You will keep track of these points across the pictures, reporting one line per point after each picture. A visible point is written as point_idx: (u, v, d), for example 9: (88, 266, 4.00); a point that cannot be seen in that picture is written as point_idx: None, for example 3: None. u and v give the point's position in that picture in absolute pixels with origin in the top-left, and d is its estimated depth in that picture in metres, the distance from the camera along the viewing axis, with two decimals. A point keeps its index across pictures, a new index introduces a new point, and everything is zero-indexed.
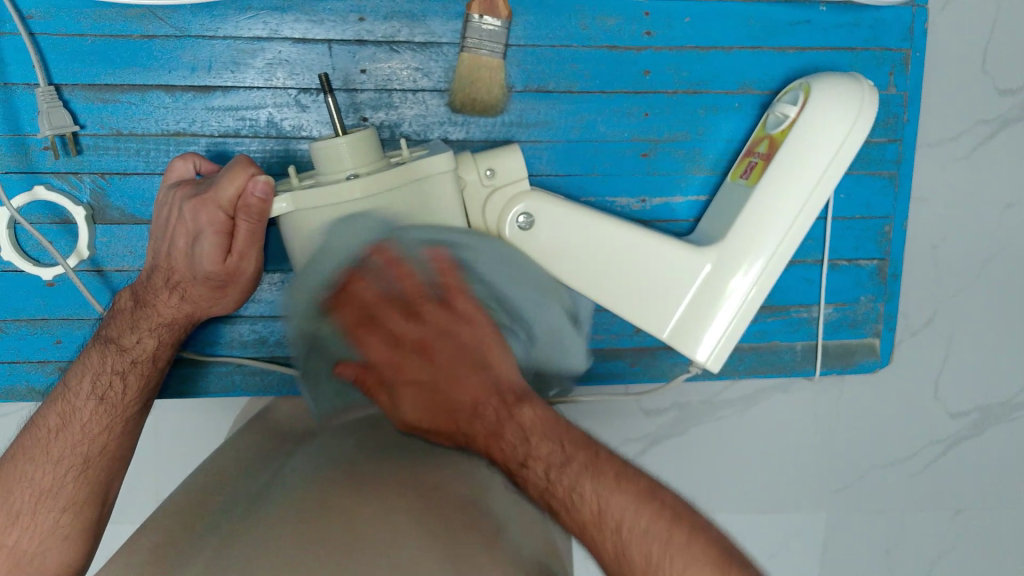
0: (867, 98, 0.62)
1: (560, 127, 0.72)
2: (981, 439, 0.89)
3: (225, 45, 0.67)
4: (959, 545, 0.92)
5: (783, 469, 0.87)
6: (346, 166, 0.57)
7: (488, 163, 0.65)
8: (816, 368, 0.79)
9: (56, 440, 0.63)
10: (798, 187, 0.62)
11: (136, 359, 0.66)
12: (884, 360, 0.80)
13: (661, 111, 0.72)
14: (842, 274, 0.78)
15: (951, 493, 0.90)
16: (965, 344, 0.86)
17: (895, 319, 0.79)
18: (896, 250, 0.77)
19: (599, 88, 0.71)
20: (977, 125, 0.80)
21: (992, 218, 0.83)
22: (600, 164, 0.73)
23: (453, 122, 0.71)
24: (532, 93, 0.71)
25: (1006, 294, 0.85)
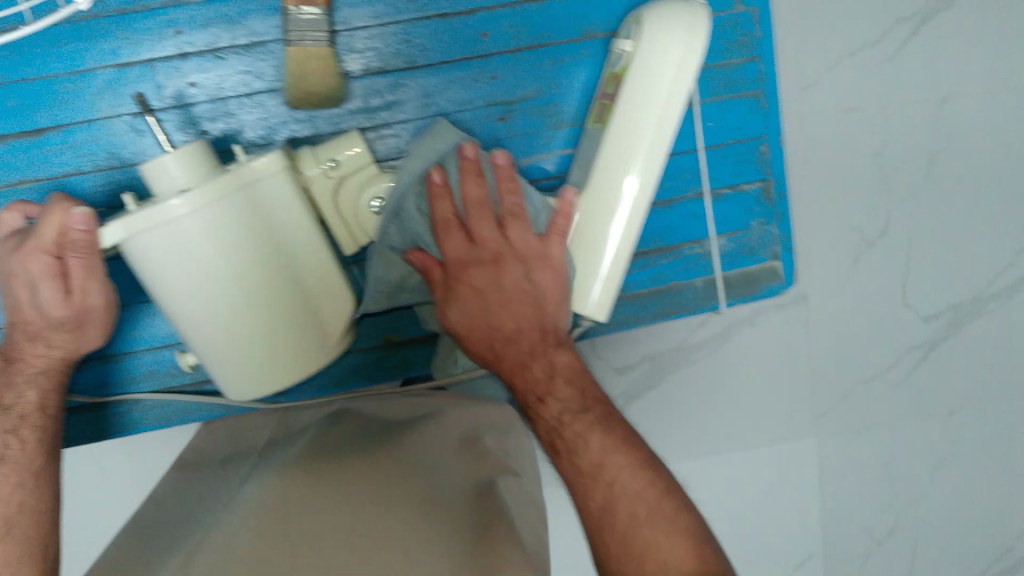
0: (696, 13, 0.61)
1: (412, 106, 0.71)
2: (959, 338, 0.88)
3: (47, 84, 0.67)
4: (956, 447, 0.92)
5: (763, 402, 0.86)
6: (177, 182, 0.58)
7: (331, 154, 0.66)
8: (719, 301, 0.80)
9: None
10: (642, 121, 0.62)
11: (23, 413, 0.63)
12: (789, 280, 0.80)
13: (507, 72, 0.71)
14: (727, 203, 0.77)
15: (938, 395, 0.89)
16: (924, 247, 0.85)
17: (791, 239, 0.79)
18: (776, 169, 0.76)
19: (442, 60, 0.70)
20: (896, 24, 0.79)
21: (930, 116, 0.82)
22: (460, 136, 0.72)
23: (298, 119, 0.70)
24: (374, 76, 0.70)
25: (958, 189, 0.84)
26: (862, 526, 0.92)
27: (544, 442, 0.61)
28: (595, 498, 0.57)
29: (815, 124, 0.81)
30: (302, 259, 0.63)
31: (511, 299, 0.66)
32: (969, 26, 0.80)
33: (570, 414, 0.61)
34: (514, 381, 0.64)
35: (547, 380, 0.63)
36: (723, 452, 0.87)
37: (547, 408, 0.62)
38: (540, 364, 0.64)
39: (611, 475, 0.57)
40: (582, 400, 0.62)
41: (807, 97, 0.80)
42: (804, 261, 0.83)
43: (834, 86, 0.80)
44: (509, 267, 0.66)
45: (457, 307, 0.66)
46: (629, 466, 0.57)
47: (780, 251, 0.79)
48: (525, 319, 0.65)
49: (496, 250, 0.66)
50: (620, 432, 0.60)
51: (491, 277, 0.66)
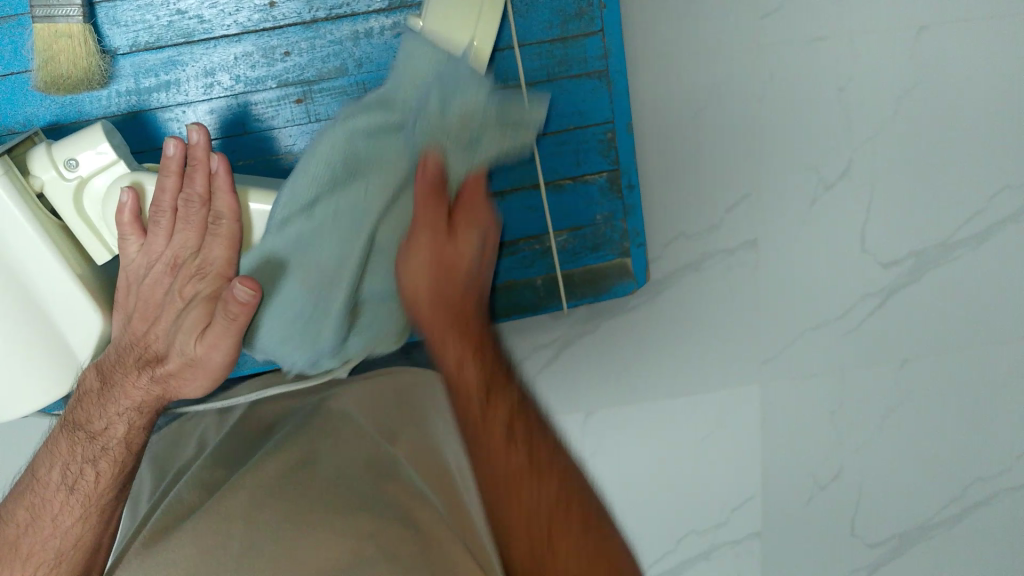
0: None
1: (197, 88, 0.64)
2: (919, 286, 0.84)
3: None
4: (909, 395, 0.88)
5: (705, 347, 0.83)
6: None
7: (67, 151, 0.58)
8: (561, 301, 0.74)
9: (27, 535, 0.59)
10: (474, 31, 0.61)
11: (105, 446, 0.60)
12: (641, 280, 0.74)
13: (302, 49, 0.64)
14: (568, 196, 0.71)
15: (893, 345, 0.86)
16: (887, 189, 0.80)
17: (642, 234, 0.73)
18: (624, 158, 0.69)
19: (220, 36, 0.63)
20: None
21: (903, 47, 0.75)
22: (252, 121, 0.66)
23: (59, 105, 0.64)
24: (143, 51, 0.63)
25: (925, 129, 0.78)
26: (803, 472, 0.90)
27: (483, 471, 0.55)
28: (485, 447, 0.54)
29: (778, 57, 0.74)
30: (40, 278, 0.59)
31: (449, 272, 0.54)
32: None
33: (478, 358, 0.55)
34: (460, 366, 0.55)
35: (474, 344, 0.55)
36: (661, 396, 0.85)
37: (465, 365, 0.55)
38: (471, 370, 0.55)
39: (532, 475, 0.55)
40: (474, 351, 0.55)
41: (764, 28, 0.73)
42: (755, 204, 0.78)
43: (795, 13, 0.73)
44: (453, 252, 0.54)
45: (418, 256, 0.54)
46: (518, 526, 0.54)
47: (630, 248, 0.73)
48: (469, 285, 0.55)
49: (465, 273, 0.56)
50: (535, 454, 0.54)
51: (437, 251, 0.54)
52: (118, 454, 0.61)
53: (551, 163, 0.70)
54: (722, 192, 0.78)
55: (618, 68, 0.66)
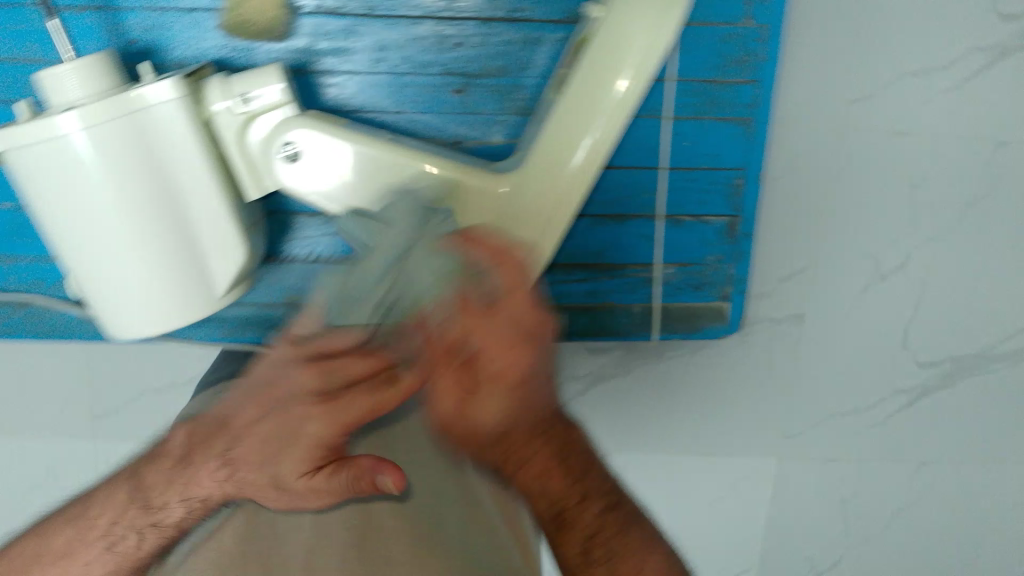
0: None
1: (364, 58, 0.66)
2: (950, 392, 0.84)
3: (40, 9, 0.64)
4: (921, 498, 0.89)
5: (731, 412, 0.84)
6: (73, 95, 0.56)
7: (241, 86, 0.60)
8: (652, 333, 0.76)
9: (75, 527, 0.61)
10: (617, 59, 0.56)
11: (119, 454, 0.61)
12: (732, 327, 0.76)
13: (473, 44, 0.66)
14: (684, 231, 0.73)
15: (914, 444, 0.86)
16: (938, 290, 0.80)
17: (745, 283, 0.75)
18: (748, 207, 0.71)
19: (399, 14, 0.65)
20: (969, 53, 0.72)
21: (979, 157, 0.76)
22: (411, 99, 0.68)
23: (234, 48, 0.65)
24: (324, 14, 0.64)
25: (988, 240, 0.79)
26: (801, 550, 0.91)
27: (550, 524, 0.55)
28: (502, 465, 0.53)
29: (857, 143, 0.75)
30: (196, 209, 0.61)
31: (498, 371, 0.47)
32: None
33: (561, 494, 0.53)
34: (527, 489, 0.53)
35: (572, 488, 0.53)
36: (678, 450, 0.86)
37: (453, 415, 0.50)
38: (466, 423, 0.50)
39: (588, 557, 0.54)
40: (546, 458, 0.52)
41: (854, 112, 0.74)
42: (809, 280, 0.79)
43: (887, 104, 0.74)
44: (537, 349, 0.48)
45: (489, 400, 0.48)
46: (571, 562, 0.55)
47: (731, 293, 0.75)
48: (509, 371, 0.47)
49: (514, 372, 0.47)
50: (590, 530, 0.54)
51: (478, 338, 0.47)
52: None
53: (675, 197, 0.72)
54: (781, 263, 0.79)
55: (761, 120, 0.68)
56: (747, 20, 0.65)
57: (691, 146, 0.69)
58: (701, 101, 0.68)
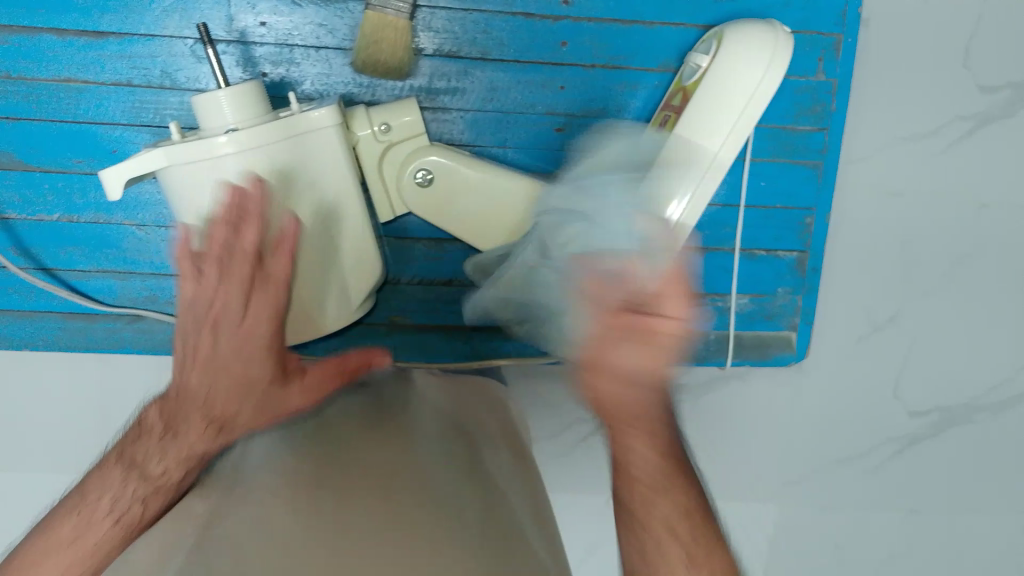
0: (782, 44, 0.55)
1: (475, 97, 0.68)
2: (939, 440, 0.88)
3: (164, 46, 0.65)
4: (909, 546, 0.92)
5: (732, 457, 0.87)
6: (226, 122, 0.56)
7: (383, 117, 0.63)
8: (726, 359, 0.78)
9: (68, 558, 0.49)
10: (707, 122, 0.55)
11: (159, 488, 0.52)
12: (799, 355, 0.79)
13: (577, 86, 0.68)
14: (759, 264, 0.76)
15: (905, 491, 0.89)
16: (927, 342, 0.84)
17: (812, 313, 0.78)
18: (818, 242, 0.75)
19: (514, 57, 0.67)
20: (955, 121, 0.78)
21: (964, 218, 0.81)
22: (514, 138, 0.69)
23: (357, 83, 0.67)
24: (443, 57, 0.67)
25: (972, 295, 0.83)
26: None
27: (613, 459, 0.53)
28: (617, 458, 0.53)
29: (854, 201, 0.80)
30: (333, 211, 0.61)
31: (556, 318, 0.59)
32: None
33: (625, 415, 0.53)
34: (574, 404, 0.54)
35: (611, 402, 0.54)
36: None
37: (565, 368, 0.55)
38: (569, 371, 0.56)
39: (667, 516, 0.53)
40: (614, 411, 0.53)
41: (850, 171, 0.79)
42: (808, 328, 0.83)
43: (880, 166, 0.79)
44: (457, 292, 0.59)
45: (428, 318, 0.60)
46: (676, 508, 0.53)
47: (799, 323, 0.78)
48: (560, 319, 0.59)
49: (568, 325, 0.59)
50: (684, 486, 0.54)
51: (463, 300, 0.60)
52: (205, 445, 0.53)
53: (749, 233, 0.75)
54: None
55: (829, 165, 0.73)
56: (819, 74, 0.71)
57: (767, 185, 0.73)
58: (779, 146, 0.72)
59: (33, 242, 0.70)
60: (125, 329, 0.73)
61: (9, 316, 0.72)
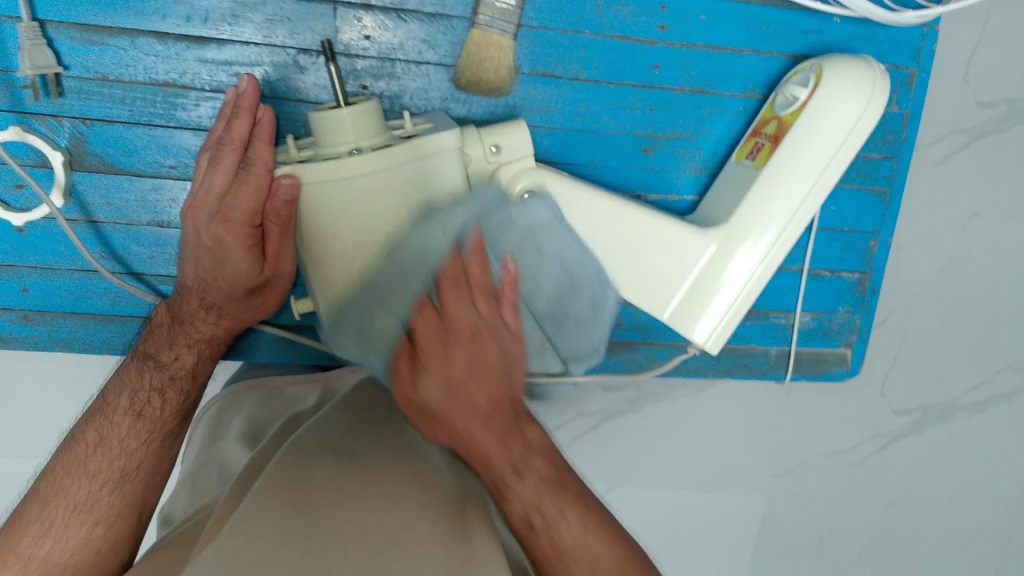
0: (879, 79, 0.58)
1: (564, 114, 0.67)
2: (919, 437, 0.91)
3: (258, 53, 0.61)
4: (884, 537, 0.96)
5: (725, 450, 0.89)
6: (347, 138, 0.53)
7: (492, 139, 0.61)
8: (787, 373, 0.79)
9: (96, 455, 0.59)
10: (818, 147, 0.58)
11: (174, 374, 0.63)
12: (852, 369, 0.81)
13: (667, 109, 0.68)
14: (823, 284, 0.76)
15: (885, 484, 0.93)
16: (914, 344, 0.88)
17: (868, 331, 0.79)
18: (879, 265, 0.76)
19: (607, 79, 0.66)
20: (953, 132, 0.80)
21: (954, 226, 0.84)
22: (600, 156, 0.69)
23: (456, 99, 0.65)
24: (538, 78, 0.65)
25: (959, 301, 0.86)
26: None
27: (518, 526, 0.50)
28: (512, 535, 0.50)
29: None
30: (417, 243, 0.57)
31: (497, 378, 0.50)
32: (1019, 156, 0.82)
33: (547, 486, 0.50)
34: (488, 462, 0.50)
35: (523, 452, 0.50)
36: (675, 486, 0.90)
37: (524, 489, 0.50)
38: (530, 472, 0.50)
39: (591, 558, 0.48)
40: (557, 470, 0.51)
41: None
42: None
43: None
44: (489, 345, 0.50)
45: (432, 381, 0.50)
46: (607, 541, 0.49)
47: (855, 340, 0.79)
48: (510, 394, 0.51)
49: (511, 397, 0.51)
50: (594, 511, 0.51)
51: (468, 360, 0.49)
52: (213, 328, 0.63)
53: (816, 254, 0.76)
54: None
55: (896, 191, 0.73)
56: (892, 105, 0.71)
57: (834, 210, 0.74)
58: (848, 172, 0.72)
59: (125, 245, 0.67)
60: None
61: (88, 320, 0.68)
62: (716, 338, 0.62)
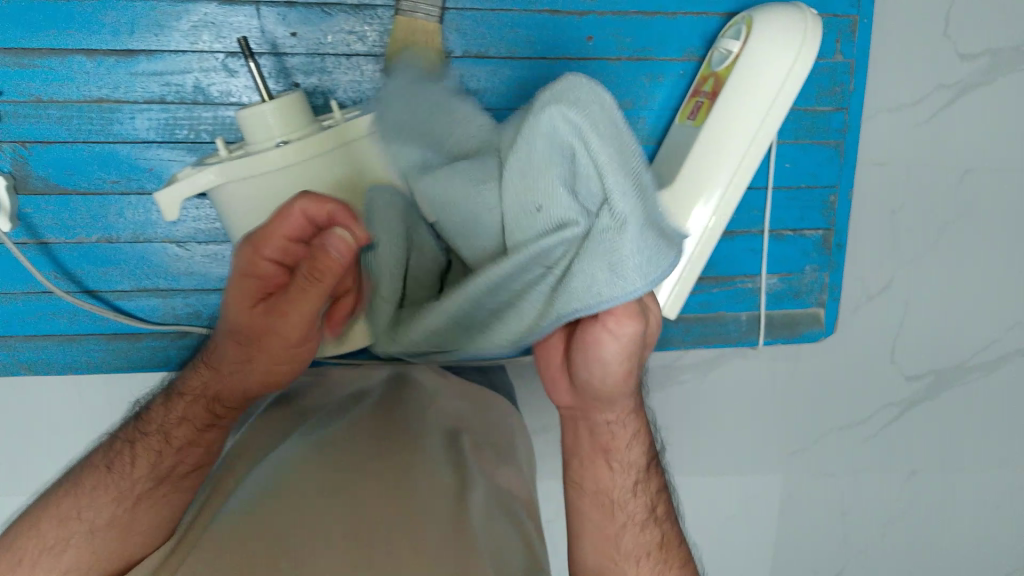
0: (812, 25, 0.58)
1: (503, 95, 0.67)
2: (932, 403, 0.90)
3: (190, 60, 0.63)
4: (910, 506, 0.94)
5: (737, 432, 0.88)
6: (273, 133, 0.53)
7: None
8: (760, 338, 0.79)
9: (87, 505, 0.54)
10: (753, 99, 0.58)
11: (164, 437, 0.57)
12: (828, 329, 0.80)
13: (605, 80, 0.68)
14: (787, 244, 0.77)
15: (903, 454, 0.92)
16: (920, 308, 0.86)
17: (839, 289, 0.79)
18: (841, 220, 0.76)
19: (541, 55, 0.66)
20: (938, 90, 0.78)
21: (949, 184, 0.82)
22: None
23: None
24: (471, 58, 0.65)
25: (961, 260, 0.85)
26: (806, 560, 0.95)
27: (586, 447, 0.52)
28: (586, 509, 0.54)
29: None
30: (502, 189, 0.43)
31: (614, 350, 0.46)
32: (1009, 108, 0.80)
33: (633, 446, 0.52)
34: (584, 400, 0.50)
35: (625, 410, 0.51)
36: (690, 472, 0.89)
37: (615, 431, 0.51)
38: (646, 481, 0.54)
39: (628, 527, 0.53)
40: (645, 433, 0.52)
41: None
42: None
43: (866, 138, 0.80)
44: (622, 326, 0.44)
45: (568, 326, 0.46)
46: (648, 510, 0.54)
47: (827, 299, 0.79)
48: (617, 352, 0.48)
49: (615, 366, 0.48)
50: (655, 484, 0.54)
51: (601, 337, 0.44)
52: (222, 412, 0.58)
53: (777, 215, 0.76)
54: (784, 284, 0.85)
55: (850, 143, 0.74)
56: (837, 55, 0.71)
57: (791, 168, 0.74)
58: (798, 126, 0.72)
59: (75, 264, 0.68)
60: (171, 346, 0.72)
61: (50, 341, 0.70)
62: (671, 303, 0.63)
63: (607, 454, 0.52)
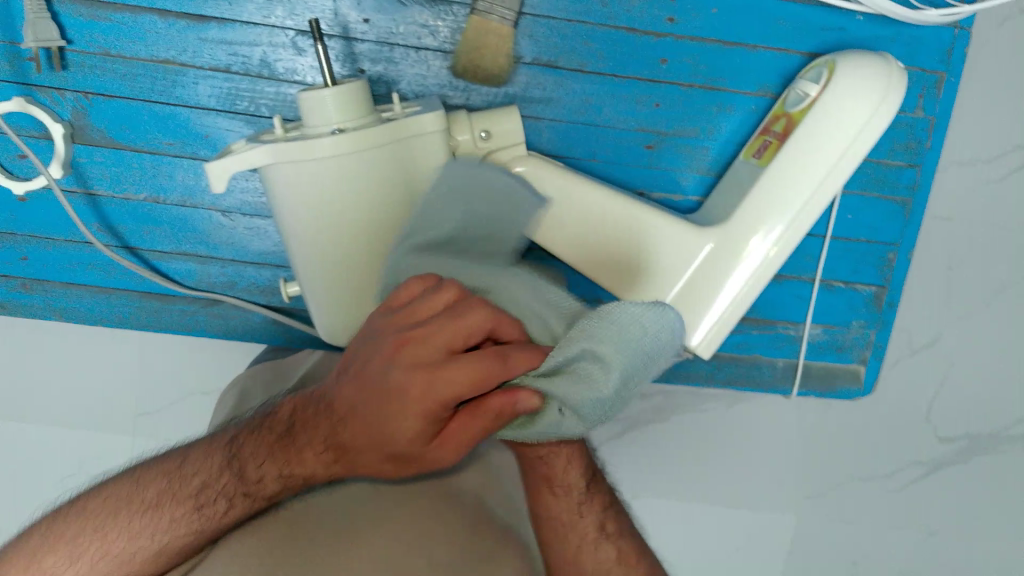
0: (894, 81, 0.56)
1: (566, 107, 0.66)
2: (962, 468, 0.87)
3: (262, 34, 0.62)
4: (923, 568, 0.92)
5: (755, 467, 0.87)
6: (331, 119, 0.52)
7: (484, 124, 0.61)
8: (792, 388, 0.78)
9: (145, 525, 0.50)
10: (820, 148, 0.57)
11: (249, 489, 0.51)
12: (866, 387, 0.79)
13: (672, 105, 0.66)
14: (836, 296, 0.74)
15: (925, 515, 0.89)
16: (964, 370, 0.84)
17: (883, 348, 0.77)
18: (896, 279, 0.73)
19: (612, 72, 0.65)
20: (1015, 150, 0.76)
21: (1012, 249, 0.79)
22: (602, 150, 0.68)
23: (454, 87, 0.65)
24: (541, 67, 0.64)
25: (1013, 327, 0.82)
26: None
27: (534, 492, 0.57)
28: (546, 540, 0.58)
29: None
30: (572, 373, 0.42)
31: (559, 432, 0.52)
32: None
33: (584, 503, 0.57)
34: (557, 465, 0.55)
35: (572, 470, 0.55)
36: (701, 500, 0.88)
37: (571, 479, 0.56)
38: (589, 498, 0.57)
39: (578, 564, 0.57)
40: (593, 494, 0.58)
41: None
42: None
43: (933, 190, 0.77)
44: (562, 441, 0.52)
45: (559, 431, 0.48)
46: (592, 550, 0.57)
47: (868, 356, 0.77)
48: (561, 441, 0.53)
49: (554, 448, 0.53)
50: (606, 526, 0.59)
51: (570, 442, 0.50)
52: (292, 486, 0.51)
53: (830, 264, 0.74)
54: None
55: (918, 203, 0.71)
56: (918, 111, 0.68)
57: (852, 219, 0.71)
58: (868, 179, 0.70)
59: (119, 219, 0.69)
60: (200, 312, 0.73)
61: (86, 291, 0.72)
62: (707, 345, 0.61)
63: (550, 481, 0.56)
